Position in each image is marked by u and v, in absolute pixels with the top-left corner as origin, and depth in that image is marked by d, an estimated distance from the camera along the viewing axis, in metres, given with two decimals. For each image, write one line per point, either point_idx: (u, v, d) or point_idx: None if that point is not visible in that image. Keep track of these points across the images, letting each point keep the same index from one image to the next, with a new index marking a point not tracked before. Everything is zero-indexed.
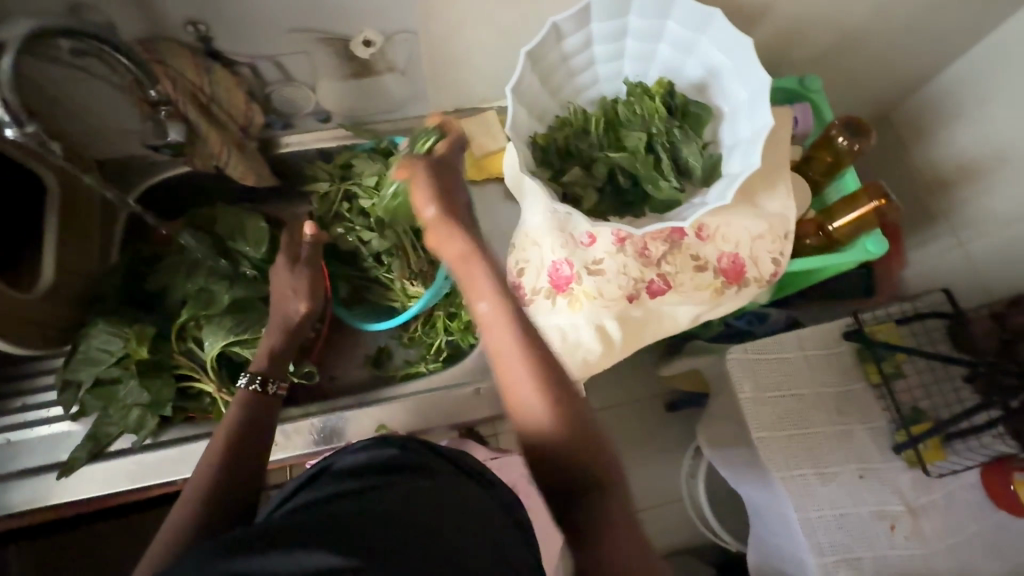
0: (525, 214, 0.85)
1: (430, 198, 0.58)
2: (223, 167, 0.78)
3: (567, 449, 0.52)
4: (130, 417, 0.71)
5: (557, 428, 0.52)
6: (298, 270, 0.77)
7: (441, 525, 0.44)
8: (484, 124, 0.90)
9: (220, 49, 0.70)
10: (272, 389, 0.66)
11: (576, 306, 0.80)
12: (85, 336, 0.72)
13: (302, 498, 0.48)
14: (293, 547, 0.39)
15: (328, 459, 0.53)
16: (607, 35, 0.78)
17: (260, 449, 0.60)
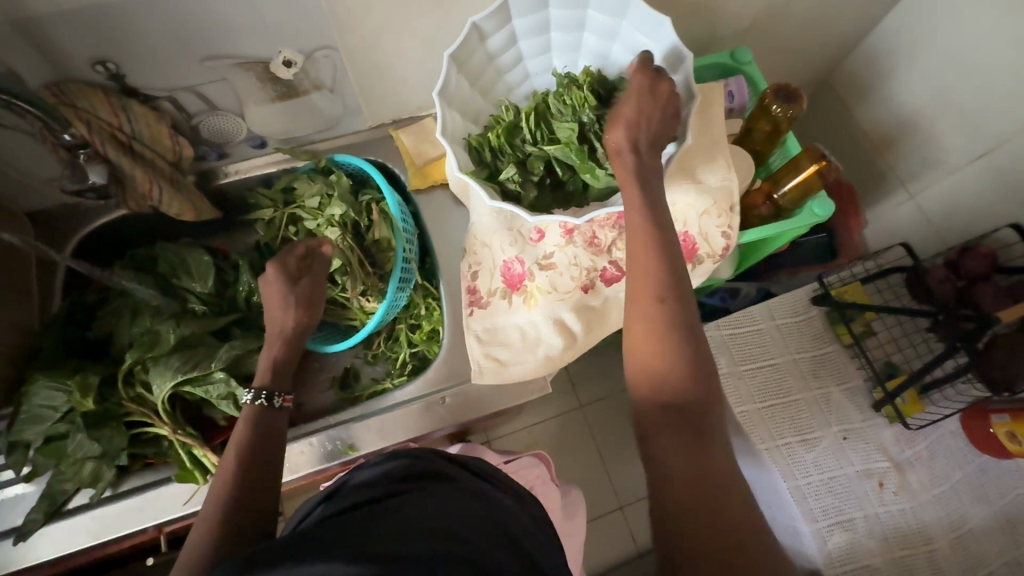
0: (474, 217, 0.84)
1: (625, 125, 0.60)
2: (158, 205, 0.77)
3: (660, 383, 0.52)
4: (84, 470, 0.68)
5: (679, 378, 0.52)
6: (300, 283, 0.72)
7: (451, 524, 0.44)
8: (422, 133, 0.90)
9: (135, 85, 0.69)
10: (278, 403, 0.66)
11: (532, 303, 0.80)
12: (25, 394, 0.68)
13: (312, 518, 0.47)
14: (309, 559, 0.38)
15: (340, 479, 0.52)
16: (530, 31, 0.78)
17: (274, 467, 0.61)
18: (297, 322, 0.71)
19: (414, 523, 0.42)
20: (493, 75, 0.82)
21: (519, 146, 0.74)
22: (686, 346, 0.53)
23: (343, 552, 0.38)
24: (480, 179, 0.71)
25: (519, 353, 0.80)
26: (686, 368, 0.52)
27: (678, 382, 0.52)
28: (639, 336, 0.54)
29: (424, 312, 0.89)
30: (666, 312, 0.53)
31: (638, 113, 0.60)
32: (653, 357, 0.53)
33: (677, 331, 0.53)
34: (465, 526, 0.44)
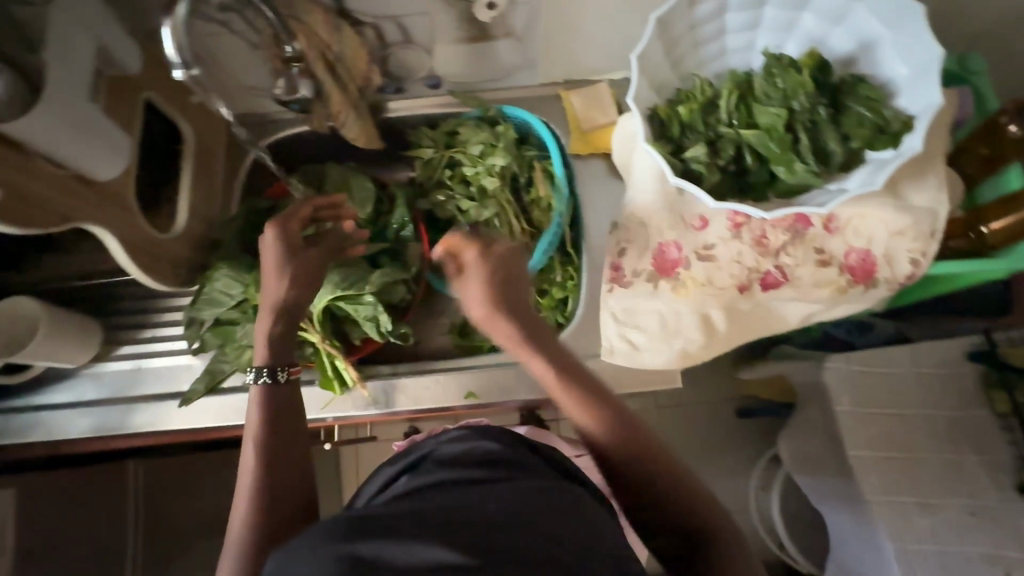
0: (631, 192, 0.82)
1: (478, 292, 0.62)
2: (338, 129, 0.79)
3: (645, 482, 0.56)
4: (243, 356, 0.75)
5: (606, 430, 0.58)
6: (301, 254, 0.68)
7: (535, 521, 0.41)
8: (594, 97, 0.87)
9: (349, 8, 0.71)
10: (281, 379, 0.62)
11: (682, 292, 0.76)
12: (208, 278, 0.76)
13: (400, 487, 0.47)
14: (413, 538, 0.38)
15: (427, 445, 0.51)
16: (743, 3, 0.73)
17: (297, 452, 0.58)
18: (293, 298, 0.67)
19: (513, 514, 0.41)
20: (689, 46, 0.76)
21: (711, 125, 0.69)
22: (653, 443, 0.57)
23: (447, 541, 0.38)
24: (665, 153, 0.68)
25: (654, 341, 0.77)
26: (659, 460, 0.57)
27: (658, 487, 0.56)
28: (608, 446, 0.58)
29: (559, 281, 0.87)
30: (588, 418, 0.58)
31: (482, 267, 0.63)
32: (632, 460, 0.57)
33: (636, 436, 0.58)
34: (565, 531, 0.42)
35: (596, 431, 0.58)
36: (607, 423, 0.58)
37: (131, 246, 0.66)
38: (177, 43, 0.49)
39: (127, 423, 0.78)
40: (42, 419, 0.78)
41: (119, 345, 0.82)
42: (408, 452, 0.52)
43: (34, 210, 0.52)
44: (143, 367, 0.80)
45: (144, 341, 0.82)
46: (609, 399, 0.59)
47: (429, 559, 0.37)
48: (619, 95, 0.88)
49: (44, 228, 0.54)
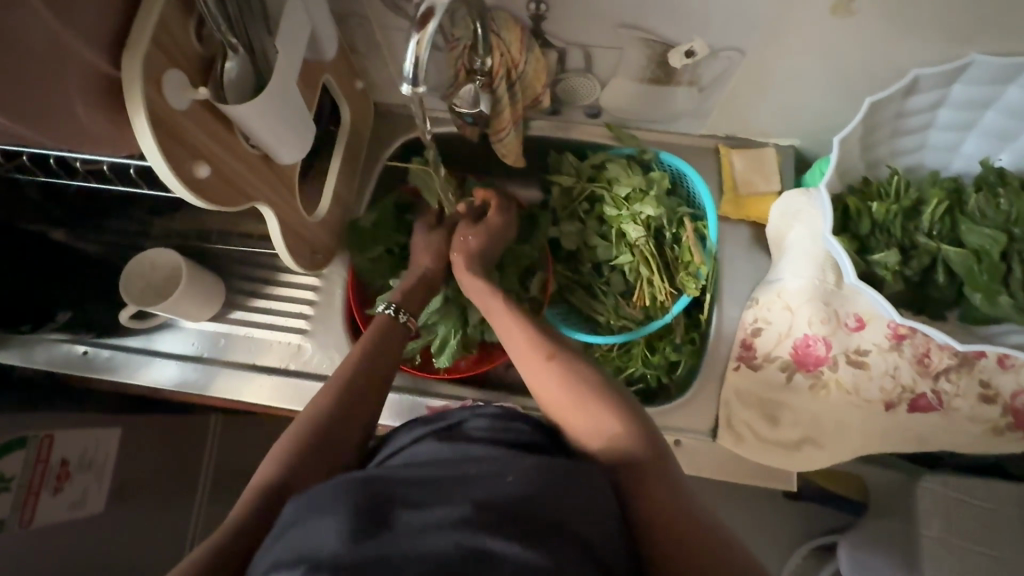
0: (781, 272, 0.76)
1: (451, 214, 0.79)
2: (495, 142, 0.78)
3: (590, 414, 0.55)
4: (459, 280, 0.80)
5: (564, 386, 0.57)
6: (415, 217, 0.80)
7: (553, 504, 0.40)
8: (758, 162, 0.82)
9: (546, 30, 0.68)
10: (401, 317, 0.70)
11: (820, 393, 0.71)
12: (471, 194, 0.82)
13: (422, 453, 0.47)
14: (425, 505, 0.39)
15: (461, 413, 0.51)
16: (965, 103, 0.67)
17: (373, 389, 0.62)
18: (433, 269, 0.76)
19: (528, 487, 0.41)
20: (887, 135, 0.70)
21: (907, 231, 0.63)
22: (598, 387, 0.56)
23: (465, 511, 0.38)
24: (850, 251, 0.63)
25: (777, 436, 0.72)
26: (604, 410, 0.54)
27: (599, 423, 0.54)
28: (547, 393, 0.58)
29: (678, 344, 0.81)
30: (546, 364, 0.59)
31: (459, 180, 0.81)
32: (572, 404, 0.56)
33: (582, 394, 0.56)
34: (575, 514, 0.40)
35: (537, 375, 0.59)
36: (549, 367, 0.59)
37: (286, 228, 0.66)
38: (415, 63, 0.46)
39: (231, 390, 0.78)
40: (150, 365, 0.79)
41: (237, 309, 0.82)
42: (437, 418, 0.52)
43: (226, 188, 0.51)
44: (253, 337, 0.81)
45: (260, 310, 0.82)
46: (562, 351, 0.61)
47: (434, 516, 0.38)
48: (783, 164, 0.83)
49: (229, 206, 0.53)
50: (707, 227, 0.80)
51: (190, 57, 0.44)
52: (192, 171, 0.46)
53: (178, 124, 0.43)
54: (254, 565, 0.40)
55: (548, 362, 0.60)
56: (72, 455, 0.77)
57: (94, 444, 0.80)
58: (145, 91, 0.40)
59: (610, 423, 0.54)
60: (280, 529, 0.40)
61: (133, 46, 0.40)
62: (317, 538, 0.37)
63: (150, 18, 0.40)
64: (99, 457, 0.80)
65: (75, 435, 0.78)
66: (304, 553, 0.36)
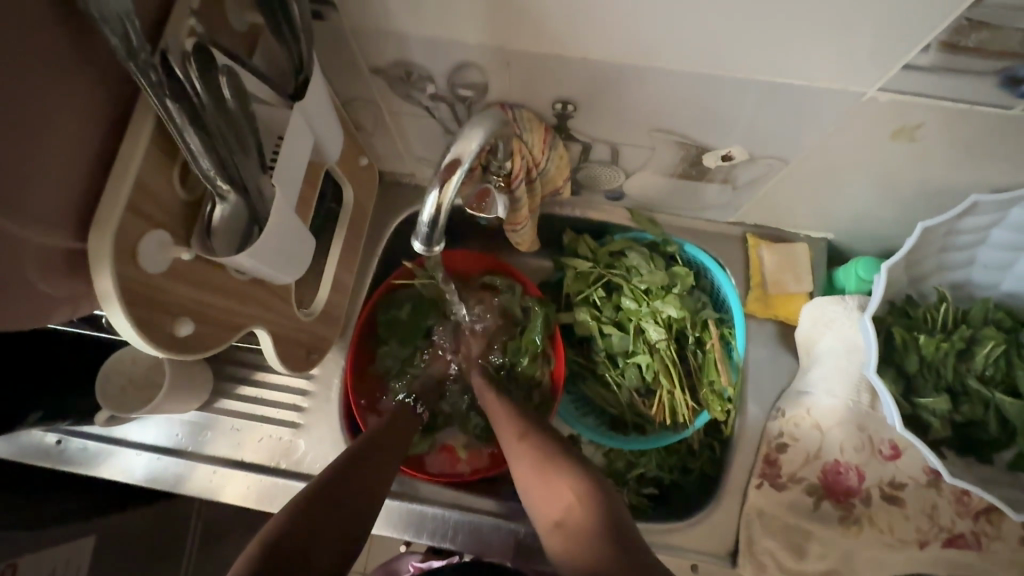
0: (810, 383, 0.70)
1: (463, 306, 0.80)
2: (510, 232, 0.72)
3: (552, 488, 0.61)
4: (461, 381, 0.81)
5: (533, 465, 0.63)
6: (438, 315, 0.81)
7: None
8: (790, 259, 0.77)
9: (571, 127, 0.62)
10: (418, 410, 0.76)
11: (851, 529, 0.66)
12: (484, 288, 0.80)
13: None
14: None
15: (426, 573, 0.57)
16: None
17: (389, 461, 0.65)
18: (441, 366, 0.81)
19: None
20: (935, 251, 0.65)
21: (958, 373, 0.58)
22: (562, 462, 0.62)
23: None
24: (894, 391, 0.58)
25: (803, 569, 0.67)
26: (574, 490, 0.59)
27: (559, 496, 0.60)
28: (520, 470, 0.64)
29: (695, 450, 0.78)
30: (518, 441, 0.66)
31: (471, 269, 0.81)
32: (536, 478, 0.62)
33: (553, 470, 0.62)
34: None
35: (513, 454, 0.65)
36: (522, 444, 0.65)
37: (280, 339, 0.60)
38: (434, 216, 0.43)
39: (214, 490, 0.73)
40: (127, 458, 0.73)
41: (225, 398, 0.76)
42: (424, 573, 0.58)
43: (213, 330, 0.46)
44: (241, 430, 0.75)
45: (250, 400, 0.76)
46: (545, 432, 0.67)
47: None
48: (815, 261, 0.78)
49: (217, 348, 0.47)
50: (734, 334, 0.76)
51: (173, 209, 0.38)
52: (174, 332, 0.41)
53: (158, 290, 0.38)
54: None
55: (523, 441, 0.66)
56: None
57: (63, 563, 0.73)
58: (115, 270, 0.34)
59: (570, 500, 0.59)
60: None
61: (103, 219, 0.34)
62: None
63: (125, 182, 0.35)
64: (70, 573, 0.73)
65: (41, 556, 0.71)
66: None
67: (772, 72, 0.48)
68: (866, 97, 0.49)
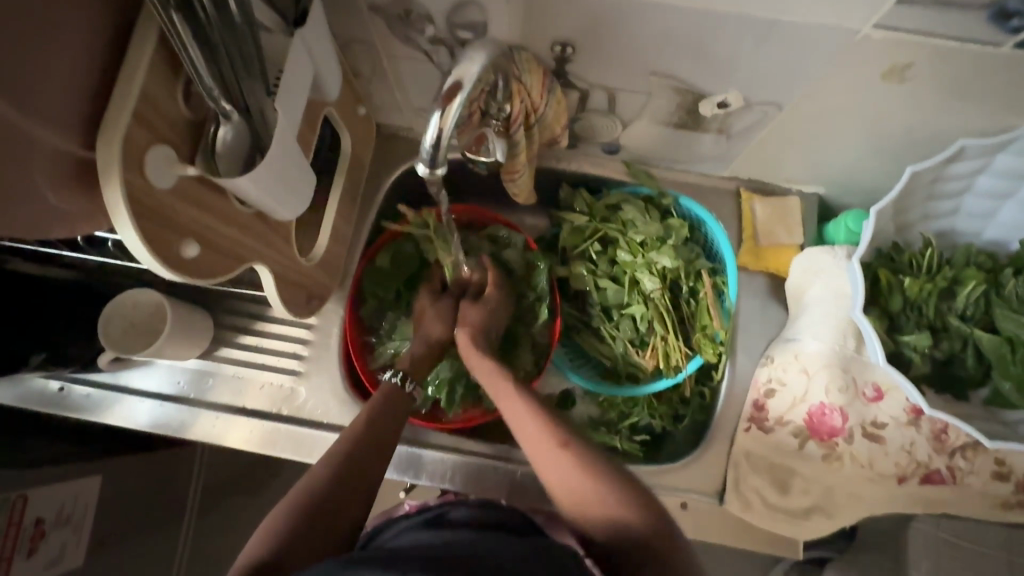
0: (798, 330, 0.73)
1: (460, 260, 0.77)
2: (508, 182, 0.73)
3: (597, 511, 0.52)
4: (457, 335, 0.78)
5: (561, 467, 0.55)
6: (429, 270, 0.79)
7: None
8: (782, 212, 0.78)
9: (569, 71, 0.62)
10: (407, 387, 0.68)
11: (834, 465, 0.69)
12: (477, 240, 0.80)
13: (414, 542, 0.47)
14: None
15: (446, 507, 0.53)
16: (1007, 172, 0.63)
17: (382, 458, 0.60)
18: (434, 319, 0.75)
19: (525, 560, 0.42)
20: (922, 199, 0.66)
21: (939, 312, 0.61)
22: (602, 479, 0.53)
23: None
24: (879, 328, 0.60)
25: (786, 503, 0.71)
26: (606, 501, 0.51)
27: (595, 502, 0.52)
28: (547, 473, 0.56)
29: (686, 397, 0.79)
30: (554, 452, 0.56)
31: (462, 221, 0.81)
32: (573, 499, 0.53)
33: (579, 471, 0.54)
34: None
35: (546, 460, 0.56)
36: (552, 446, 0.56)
37: (281, 280, 0.61)
38: (436, 142, 0.44)
39: (216, 435, 0.74)
40: (128, 404, 0.74)
41: (225, 346, 0.77)
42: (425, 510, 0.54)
43: (217, 258, 0.47)
44: (242, 377, 0.76)
45: (250, 348, 0.77)
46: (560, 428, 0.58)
47: None
48: (806, 215, 0.79)
49: (221, 277, 0.48)
50: (726, 283, 0.77)
51: (178, 126, 0.39)
52: (180, 252, 0.41)
53: (165, 207, 0.39)
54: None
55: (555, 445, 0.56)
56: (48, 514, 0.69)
57: (71, 498, 0.72)
58: (123, 179, 0.35)
59: (607, 506, 0.51)
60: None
61: (110, 128, 0.35)
62: None
63: (132, 92, 0.35)
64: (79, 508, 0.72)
65: (50, 492, 0.70)
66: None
67: (768, 7, 0.49)
68: (860, 34, 0.50)
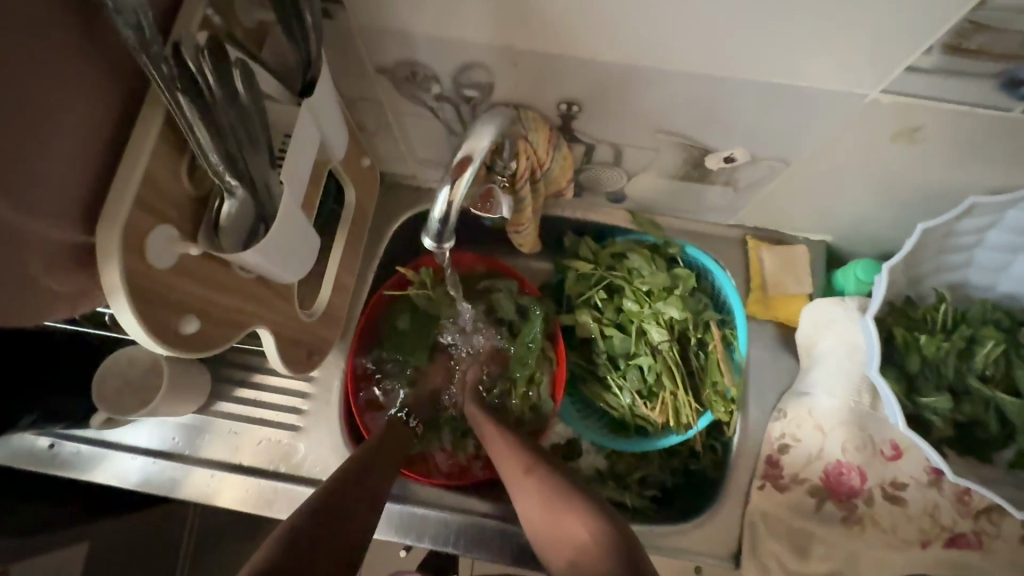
0: (812, 384, 0.71)
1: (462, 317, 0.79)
2: (513, 233, 0.72)
3: (563, 534, 0.59)
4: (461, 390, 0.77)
5: (538, 501, 0.63)
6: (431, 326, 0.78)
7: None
8: (790, 260, 0.78)
9: (575, 128, 0.62)
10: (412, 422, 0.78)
11: (854, 529, 0.66)
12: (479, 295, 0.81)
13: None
14: None
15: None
16: (1018, 227, 0.62)
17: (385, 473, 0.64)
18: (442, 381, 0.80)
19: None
20: (932, 252, 0.66)
21: (959, 371, 0.58)
22: (568, 500, 0.61)
23: None
24: (897, 390, 0.59)
25: (806, 569, 0.67)
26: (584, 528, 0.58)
27: (570, 537, 0.58)
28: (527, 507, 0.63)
29: (697, 451, 0.78)
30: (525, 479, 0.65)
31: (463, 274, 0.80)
32: (544, 518, 0.61)
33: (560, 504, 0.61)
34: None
35: (517, 491, 0.65)
36: (529, 478, 0.64)
37: (282, 340, 0.59)
38: (446, 212, 0.43)
39: (210, 495, 0.71)
40: (120, 462, 0.72)
41: (222, 400, 0.75)
42: None
43: (217, 329, 0.45)
44: (240, 433, 0.74)
45: (249, 403, 0.75)
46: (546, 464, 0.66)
47: None
48: (814, 264, 0.78)
49: (221, 347, 0.47)
50: (736, 334, 0.76)
51: (180, 204, 0.38)
52: (180, 329, 0.40)
53: (165, 286, 0.37)
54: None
55: (527, 476, 0.65)
56: None
57: (56, 569, 0.72)
58: (123, 264, 0.34)
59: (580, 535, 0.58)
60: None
61: (111, 212, 0.34)
62: None
63: (134, 176, 0.34)
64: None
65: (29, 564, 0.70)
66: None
67: (775, 74, 0.49)
68: (868, 100, 0.49)
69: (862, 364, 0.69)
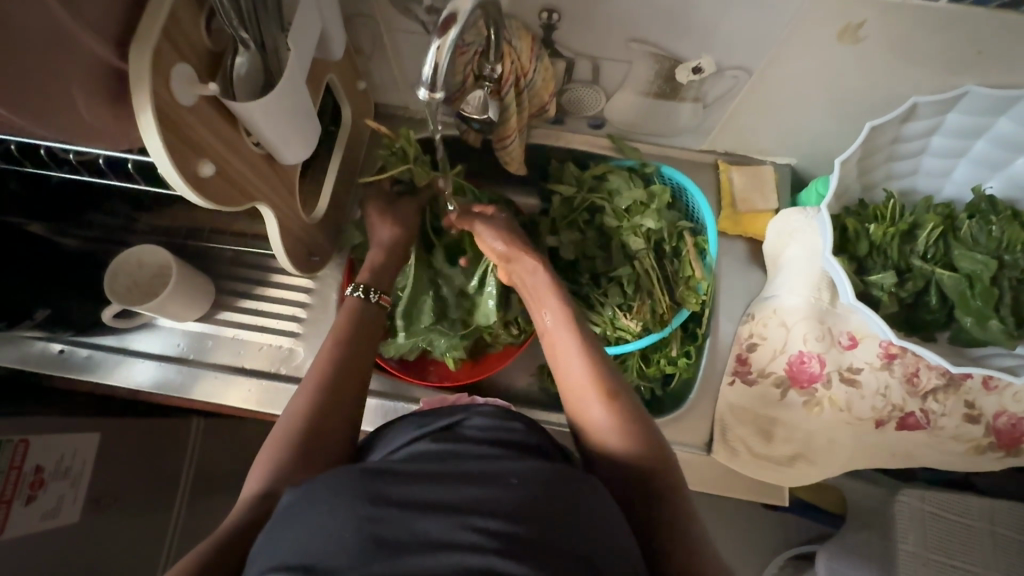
0: (777, 288, 0.76)
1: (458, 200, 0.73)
2: (500, 147, 0.77)
3: (621, 450, 0.53)
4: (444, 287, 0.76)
5: (602, 412, 0.54)
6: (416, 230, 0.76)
7: (562, 519, 0.37)
8: (757, 179, 0.84)
9: (556, 39, 0.68)
10: (373, 298, 0.67)
11: (814, 411, 0.72)
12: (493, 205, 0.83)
13: (417, 455, 0.42)
14: (427, 511, 0.36)
15: (455, 413, 0.46)
16: (956, 130, 0.69)
17: (359, 380, 0.59)
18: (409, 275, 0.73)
19: (538, 494, 0.38)
20: (883, 158, 0.72)
21: (903, 254, 0.69)
22: (632, 422, 0.53)
23: (467, 523, 0.35)
24: (849, 271, 0.68)
25: (770, 451, 0.73)
26: (643, 450, 0.52)
27: (630, 454, 0.52)
28: (586, 413, 0.55)
29: (674, 357, 0.79)
30: (596, 401, 0.55)
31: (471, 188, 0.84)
32: (601, 441, 0.54)
33: (622, 418, 0.54)
34: (579, 528, 0.37)
35: (579, 392, 0.56)
36: (594, 391, 0.55)
37: (283, 230, 0.64)
38: (433, 72, 0.48)
39: (215, 394, 0.75)
40: (128, 364, 0.76)
41: (225, 310, 0.79)
42: (434, 417, 0.46)
43: (230, 189, 0.50)
44: (241, 338, 0.78)
45: (250, 312, 0.79)
46: (611, 368, 0.57)
47: (435, 533, 0.35)
48: (780, 183, 0.84)
49: (229, 208, 0.51)
50: (707, 242, 0.81)
51: (200, 52, 0.43)
52: (197, 170, 0.45)
53: (184, 120, 0.42)
54: (250, 566, 0.37)
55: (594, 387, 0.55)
56: (47, 462, 0.72)
57: (70, 454, 0.75)
58: (152, 85, 0.38)
59: (642, 458, 0.52)
60: (276, 521, 0.38)
61: (141, 40, 0.38)
62: (312, 541, 0.35)
63: (159, 12, 0.39)
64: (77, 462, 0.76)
65: (50, 441, 0.73)
66: (305, 556, 0.34)
67: None
68: None
69: (820, 266, 0.73)
